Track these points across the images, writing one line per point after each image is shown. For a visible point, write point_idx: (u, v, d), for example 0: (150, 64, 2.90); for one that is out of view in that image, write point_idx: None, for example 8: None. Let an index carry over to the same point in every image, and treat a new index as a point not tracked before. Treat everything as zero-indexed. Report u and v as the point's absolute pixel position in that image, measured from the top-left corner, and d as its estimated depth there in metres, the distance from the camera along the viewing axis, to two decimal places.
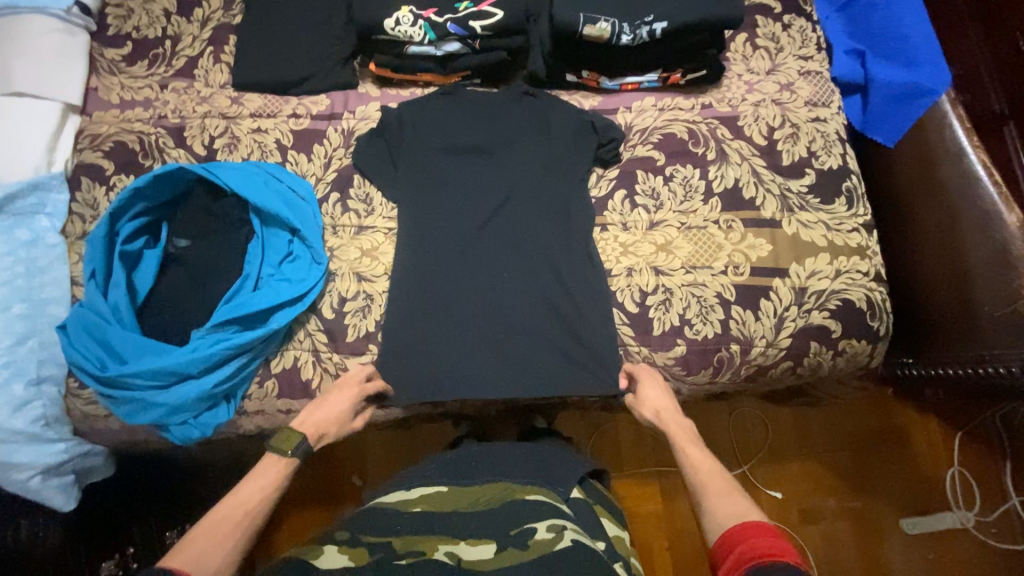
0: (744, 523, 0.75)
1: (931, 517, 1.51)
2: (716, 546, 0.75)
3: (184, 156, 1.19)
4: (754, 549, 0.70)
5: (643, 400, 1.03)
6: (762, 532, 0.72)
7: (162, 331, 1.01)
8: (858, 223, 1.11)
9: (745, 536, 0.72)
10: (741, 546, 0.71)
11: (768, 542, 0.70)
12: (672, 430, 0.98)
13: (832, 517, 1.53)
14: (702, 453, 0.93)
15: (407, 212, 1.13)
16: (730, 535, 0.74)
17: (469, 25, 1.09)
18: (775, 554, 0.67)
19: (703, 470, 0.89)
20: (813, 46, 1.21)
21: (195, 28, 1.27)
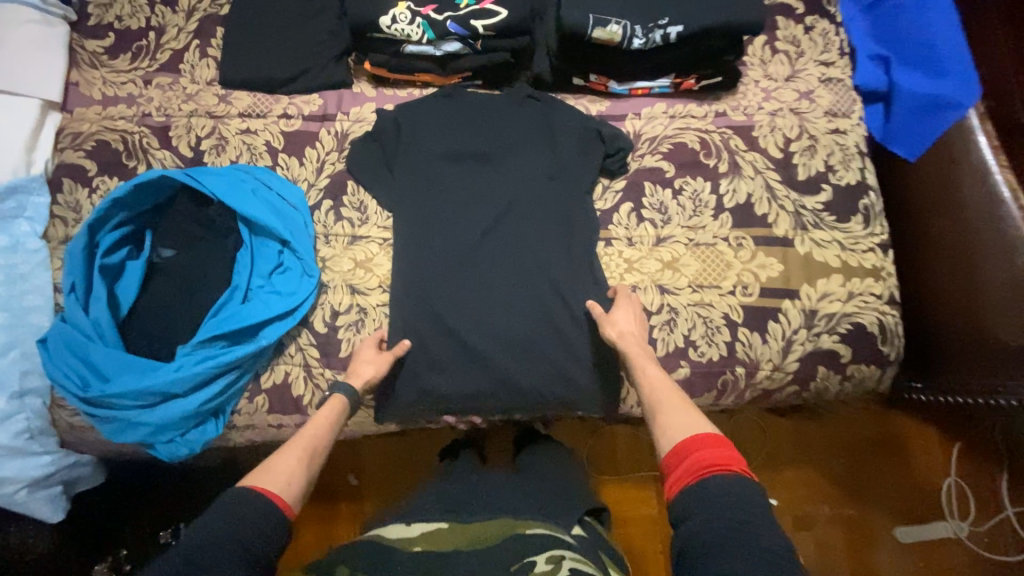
0: (693, 435, 0.77)
1: (926, 526, 1.50)
2: (668, 456, 0.77)
3: (171, 158, 1.13)
4: (704, 460, 0.73)
5: (609, 324, 0.98)
6: (708, 442, 0.75)
7: (144, 346, 0.96)
8: (873, 243, 1.06)
9: (696, 447, 0.75)
10: (690, 458, 0.74)
11: (714, 452, 0.74)
12: (634, 351, 0.94)
13: (826, 524, 1.52)
14: (658, 374, 0.91)
15: (402, 220, 1.07)
16: (680, 448, 0.76)
17: (471, 25, 1.02)
18: (726, 466, 0.71)
19: (656, 386, 0.88)
20: (836, 51, 1.14)
21: (181, 19, 1.21)
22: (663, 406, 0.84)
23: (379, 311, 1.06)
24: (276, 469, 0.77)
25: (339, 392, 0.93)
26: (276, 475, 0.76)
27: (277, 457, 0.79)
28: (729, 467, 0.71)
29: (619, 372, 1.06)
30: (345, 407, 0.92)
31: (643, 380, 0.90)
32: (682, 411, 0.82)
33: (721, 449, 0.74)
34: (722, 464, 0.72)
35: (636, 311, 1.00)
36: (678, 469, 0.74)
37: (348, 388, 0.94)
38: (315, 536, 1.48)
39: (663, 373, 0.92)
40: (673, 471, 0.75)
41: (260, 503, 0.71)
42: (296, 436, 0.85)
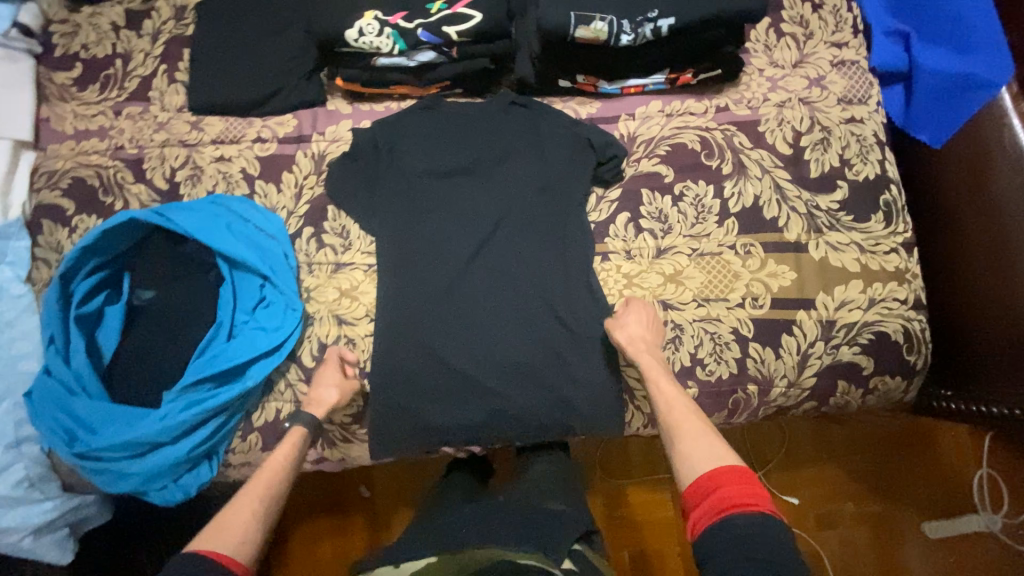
0: (719, 468, 0.75)
1: (956, 520, 1.42)
2: (688, 491, 0.75)
3: (146, 191, 1.09)
4: (727, 499, 0.71)
5: (618, 328, 0.92)
6: (736, 477, 0.73)
7: (126, 393, 0.93)
8: (896, 243, 0.98)
9: (721, 485, 0.73)
10: (716, 495, 0.72)
11: (741, 489, 0.72)
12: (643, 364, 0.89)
13: (850, 522, 1.45)
14: (674, 395, 0.87)
15: (385, 244, 1.02)
16: (706, 480, 0.74)
17: (444, 31, 0.94)
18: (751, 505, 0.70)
19: (673, 407, 0.85)
20: (848, 29, 1.04)
21: (147, 44, 1.16)
22: (685, 431, 0.82)
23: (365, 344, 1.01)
24: (228, 526, 0.76)
25: (298, 426, 0.92)
26: (230, 533, 0.75)
27: (228, 511, 0.79)
28: (755, 506, 0.70)
29: (622, 394, 1.00)
30: (303, 442, 0.91)
31: (659, 404, 0.87)
32: (701, 440, 0.80)
33: (750, 488, 0.72)
34: (750, 503, 0.70)
35: (646, 314, 0.94)
36: (700, 506, 0.73)
37: (310, 418, 0.93)
38: (330, 550, 1.41)
39: (682, 392, 0.88)
40: (696, 504, 0.74)
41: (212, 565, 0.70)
42: (251, 483, 0.84)
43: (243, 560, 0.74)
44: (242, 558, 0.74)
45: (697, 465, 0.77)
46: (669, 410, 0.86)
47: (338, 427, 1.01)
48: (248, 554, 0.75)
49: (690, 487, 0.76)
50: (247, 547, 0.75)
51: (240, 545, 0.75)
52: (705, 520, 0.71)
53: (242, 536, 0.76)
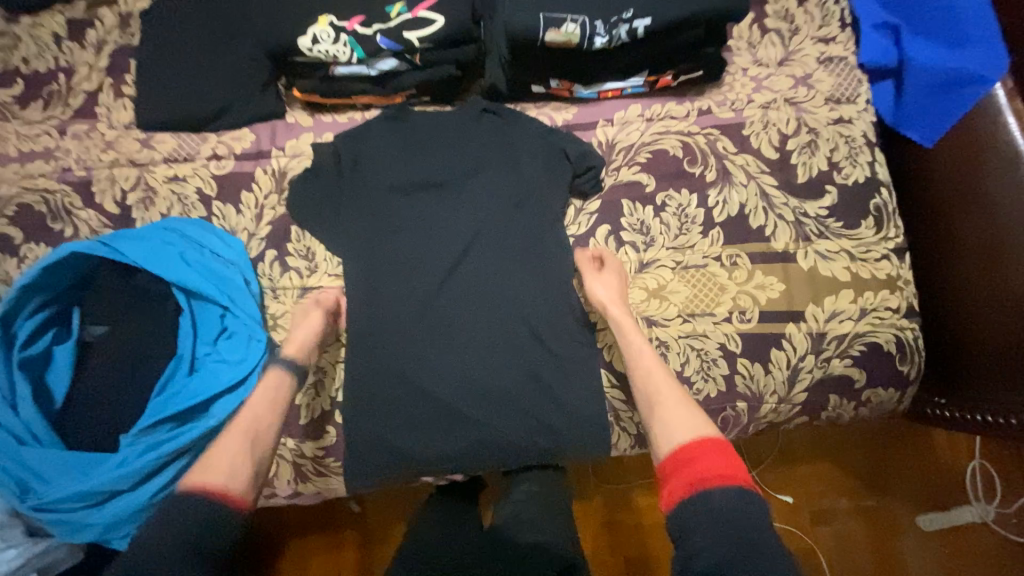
0: (692, 439, 0.72)
1: (949, 512, 1.39)
2: (666, 459, 0.73)
3: (97, 217, 1.01)
4: (709, 471, 0.68)
5: (591, 289, 0.90)
6: (712, 449, 0.70)
7: (77, 438, 0.86)
8: (887, 249, 0.94)
9: (703, 456, 0.70)
10: (695, 465, 0.69)
11: (718, 462, 0.69)
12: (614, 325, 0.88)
13: (845, 517, 1.41)
14: (650, 362, 0.83)
15: (352, 265, 0.95)
16: (683, 452, 0.72)
17: (404, 37, 0.88)
18: (731, 478, 0.67)
19: (652, 372, 0.82)
20: (836, 23, 1.01)
21: (91, 56, 1.07)
22: (661, 399, 0.79)
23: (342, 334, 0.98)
24: (214, 463, 0.74)
25: (275, 366, 0.86)
26: (216, 470, 0.73)
27: (216, 446, 0.76)
28: (733, 479, 0.67)
29: (607, 417, 0.95)
30: (286, 382, 0.85)
31: (634, 372, 0.84)
32: (679, 408, 0.77)
33: (729, 460, 0.69)
34: (727, 477, 0.67)
35: (620, 277, 0.92)
36: (679, 475, 0.70)
37: (287, 360, 0.86)
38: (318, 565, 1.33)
39: (659, 359, 0.84)
40: (673, 477, 0.71)
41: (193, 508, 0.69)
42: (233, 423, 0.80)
43: (236, 492, 0.73)
44: (235, 492, 0.72)
45: (674, 436, 0.74)
46: (646, 375, 0.82)
47: (310, 460, 0.95)
48: (242, 486, 0.74)
49: (666, 458, 0.73)
50: (238, 480, 0.74)
51: (230, 478, 0.73)
52: (680, 494, 0.68)
53: (231, 469, 0.74)
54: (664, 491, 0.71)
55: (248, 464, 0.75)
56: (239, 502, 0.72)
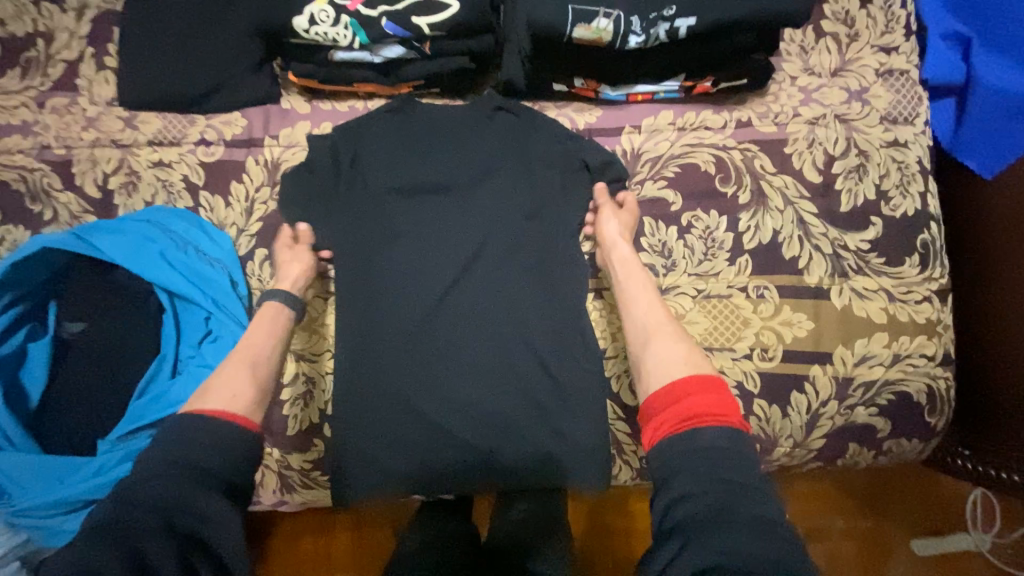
0: (682, 376, 0.66)
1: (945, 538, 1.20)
2: (654, 396, 0.66)
3: (76, 201, 0.94)
4: (696, 408, 0.62)
5: (602, 226, 0.85)
6: (705, 385, 0.64)
7: (52, 441, 0.82)
8: (930, 290, 0.86)
9: (690, 393, 0.63)
10: (682, 402, 0.63)
11: (710, 400, 0.62)
12: (616, 261, 0.82)
13: (839, 538, 1.20)
14: (649, 302, 0.78)
15: (342, 271, 0.88)
16: (672, 388, 0.65)
17: (413, 23, 0.79)
18: (721, 416, 0.61)
19: (652, 309, 0.77)
20: (901, 30, 0.90)
21: (72, 21, 0.97)
22: (656, 335, 0.73)
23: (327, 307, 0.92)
24: (214, 389, 0.68)
25: (269, 299, 0.82)
26: (216, 395, 0.67)
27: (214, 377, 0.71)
28: (724, 420, 0.60)
29: (610, 450, 0.90)
30: (285, 316, 0.82)
31: (631, 310, 0.78)
32: (674, 344, 0.71)
33: (719, 397, 0.63)
34: (718, 416, 0.61)
35: (630, 221, 0.86)
36: (664, 412, 0.64)
37: (285, 294, 0.83)
38: (314, 543, 1.13)
39: (660, 301, 0.78)
40: (660, 411, 0.64)
41: (198, 425, 0.63)
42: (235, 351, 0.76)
43: (240, 412, 0.66)
44: (241, 412, 0.66)
45: (666, 371, 0.67)
46: (643, 314, 0.77)
47: (297, 473, 0.91)
48: (247, 405, 0.68)
49: (652, 396, 0.67)
50: (239, 401, 0.67)
51: (232, 401, 0.67)
52: (667, 430, 0.62)
53: (233, 393, 0.68)
54: (649, 428, 0.65)
55: (251, 386, 0.70)
56: (246, 421, 0.66)
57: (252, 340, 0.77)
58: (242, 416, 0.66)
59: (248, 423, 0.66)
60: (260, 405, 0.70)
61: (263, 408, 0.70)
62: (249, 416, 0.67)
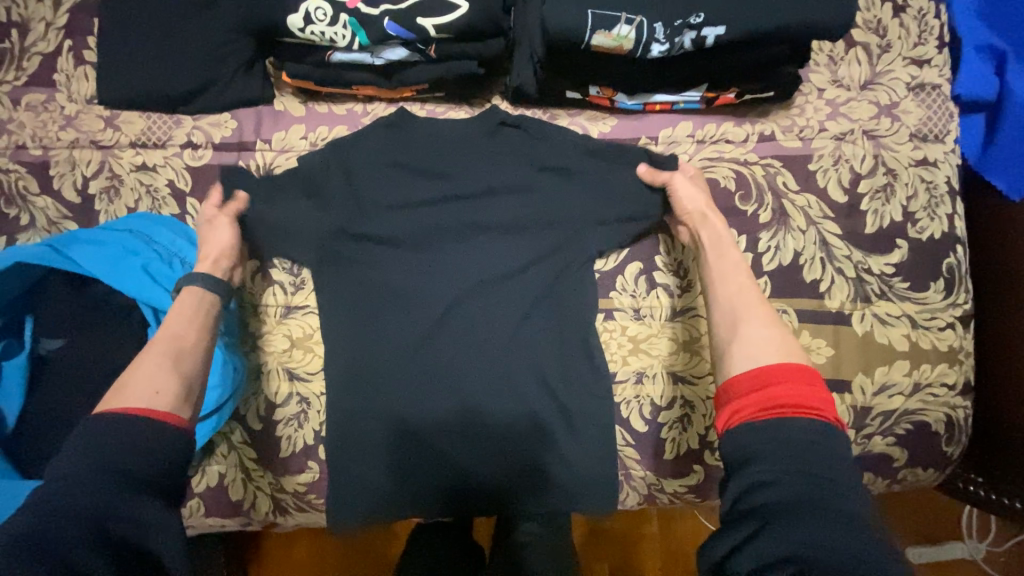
0: (778, 361, 0.58)
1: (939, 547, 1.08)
2: (743, 377, 0.58)
3: (54, 206, 0.87)
4: (784, 398, 0.55)
5: (682, 198, 0.78)
6: (801, 376, 0.56)
7: (29, 464, 0.77)
8: (954, 316, 0.82)
9: (782, 380, 0.56)
10: (771, 389, 0.56)
11: (806, 392, 0.55)
12: (706, 237, 0.76)
13: None
14: (741, 282, 0.70)
15: (337, 288, 0.82)
16: (766, 370, 0.57)
17: (417, 24, 0.73)
18: (813, 409, 0.54)
19: (745, 292, 0.68)
20: (933, 42, 0.86)
21: (49, 11, 0.90)
22: (747, 317, 0.65)
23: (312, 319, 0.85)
24: (132, 385, 0.61)
25: (187, 284, 0.73)
26: (134, 391, 0.60)
27: (131, 370, 0.63)
28: (816, 413, 0.54)
29: (618, 477, 0.83)
30: (203, 301, 0.73)
31: (721, 287, 0.70)
32: (768, 329, 0.63)
33: (812, 390, 0.55)
34: (812, 411, 0.54)
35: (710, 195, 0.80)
36: (749, 398, 0.56)
37: (203, 278, 0.74)
38: (309, 548, 1.08)
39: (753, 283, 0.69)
40: (750, 392, 0.57)
41: (139, 434, 0.57)
42: (152, 339, 0.67)
43: (164, 410, 0.60)
44: (161, 407, 0.60)
45: (752, 355, 0.60)
46: (733, 292, 0.69)
47: (289, 496, 0.84)
48: (171, 402, 0.61)
49: (736, 377, 0.59)
50: (162, 397, 0.61)
51: (151, 397, 0.60)
52: (753, 414, 0.55)
53: (154, 388, 0.61)
54: (726, 410, 0.58)
55: (176, 381, 0.63)
56: (170, 418, 0.60)
57: (171, 328, 0.68)
58: (174, 416, 0.60)
59: (171, 416, 0.60)
60: (187, 397, 0.64)
61: (191, 403, 0.64)
62: (176, 413, 0.61)
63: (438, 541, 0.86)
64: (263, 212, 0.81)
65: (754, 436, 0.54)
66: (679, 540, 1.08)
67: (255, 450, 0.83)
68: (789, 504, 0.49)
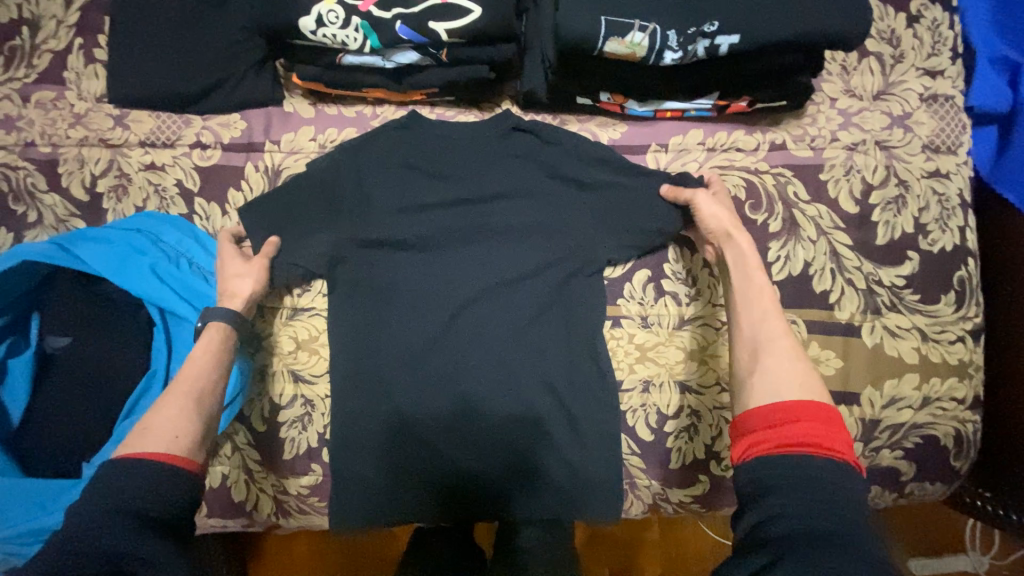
0: (801, 400, 0.56)
1: (941, 559, 1.06)
2: (766, 413, 0.56)
3: (62, 204, 0.87)
4: (806, 437, 0.53)
5: (707, 214, 0.76)
6: (820, 414, 0.55)
7: (32, 464, 0.76)
8: (965, 330, 0.82)
9: (803, 417, 0.54)
10: (794, 427, 0.54)
11: (824, 431, 0.54)
12: (730, 259, 0.73)
13: None
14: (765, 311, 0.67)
15: (344, 292, 0.82)
16: (782, 408, 0.56)
17: (429, 28, 0.72)
18: (834, 449, 0.52)
19: (767, 319, 0.66)
20: (947, 53, 0.85)
21: (60, 9, 0.90)
22: (771, 350, 0.63)
23: (320, 322, 0.85)
24: (154, 427, 0.61)
25: (215, 319, 0.74)
26: (157, 433, 0.60)
27: (155, 412, 0.63)
28: (835, 454, 0.52)
29: (622, 485, 0.83)
30: (227, 335, 0.73)
31: (745, 316, 0.68)
32: (793, 361, 0.61)
33: (830, 429, 0.54)
34: (831, 451, 0.52)
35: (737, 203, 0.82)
36: (769, 431, 0.55)
37: (226, 312, 0.74)
38: (308, 548, 1.07)
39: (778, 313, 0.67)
40: (764, 427, 0.56)
41: (153, 476, 0.57)
42: (177, 381, 0.68)
43: (183, 454, 0.60)
44: (183, 453, 0.60)
45: (774, 389, 0.58)
46: (757, 325, 0.66)
47: (292, 498, 0.84)
48: (190, 445, 0.62)
49: (755, 410, 0.57)
50: (182, 442, 0.61)
51: (173, 440, 0.61)
52: (772, 449, 0.54)
53: (176, 430, 0.61)
54: (742, 442, 0.57)
55: (197, 423, 0.64)
56: (186, 463, 0.60)
57: (195, 364, 0.69)
58: (192, 462, 0.61)
59: (188, 461, 0.60)
60: (203, 442, 0.64)
61: (206, 447, 0.64)
62: (193, 458, 0.61)
63: (440, 546, 0.86)
64: (273, 213, 0.81)
65: (769, 472, 0.52)
66: (680, 548, 1.07)
67: (259, 452, 0.83)
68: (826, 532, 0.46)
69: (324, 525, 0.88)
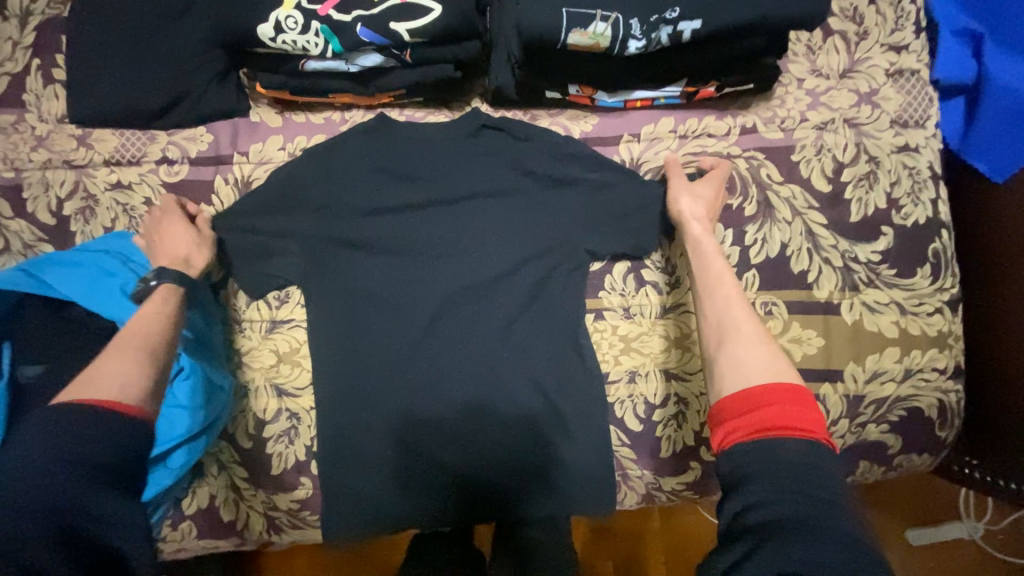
0: (767, 384, 0.55)
1: (937, 528, 1.07)
2: (732, 400, 0.55)
3: (29, 229, 0.85)
4: (775, 420, 0.52)
5: (674, 199, 0.78)
6: (791, 397, 0.53)
7: None
8: (941, 301, 0.82)
9: (770, 401, 0.53)
10: (763, 411, 0.53)
11: (795, 413, 0.52)
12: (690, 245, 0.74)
13: None
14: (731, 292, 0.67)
15: (322, 301, 0.81)
16: (749, 396, 0.55)
17: (389, 29, 0.72)
18: (806, 429, 0.51)
19: (730, 304, 0.65)
20: (910, 27, 0.86)
21: (14, 29, 0.88)
22: (735, 337, 0.62)
23: (299, 332, 0.83)
24: (100, 375, 0.55)
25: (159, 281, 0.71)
26: (103, 380, 0.54)
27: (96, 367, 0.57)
28: (808, 434, 0.51)
29: (616, 477, 0.83)
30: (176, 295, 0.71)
31: (712, 302, 0.66)
32: (759, 346, 0.60)
33: (802, 410, 0.53)
34: (801, 430, 0.51)
35: (720, 188, 0.79)
36: (738, 420, 0.54)
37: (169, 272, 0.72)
38: (308, 564, 1.07)
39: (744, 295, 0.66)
40: (737, 415, 0.54)
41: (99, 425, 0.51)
42: (118, 336, 0.62)
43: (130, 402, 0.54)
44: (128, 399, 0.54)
45: (741, 374, 0.57)
46: (725, 311, 0.65)
47: (284, 514, 0.83)
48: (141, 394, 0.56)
49: (723, 401, 0.56)
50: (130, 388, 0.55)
51: (122, 388, 0.55)
52: (745, 436, 0.53)
53: (126, 378, 0.56)
54: (719, 432, 0.55)
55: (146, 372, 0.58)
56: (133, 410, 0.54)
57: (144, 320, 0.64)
58: (140, 410, 0.55)
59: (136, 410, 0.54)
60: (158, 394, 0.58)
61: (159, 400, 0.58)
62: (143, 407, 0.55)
63: (438, 551, 0.85)
64: (248, 225, 0.80)
65: (748, 458, 0.51)
66: (680, 536, 1.08)
67: (247, 470, 0.81)
68: (811, 516, 0.46)
69: (319, 539, 0.86)
